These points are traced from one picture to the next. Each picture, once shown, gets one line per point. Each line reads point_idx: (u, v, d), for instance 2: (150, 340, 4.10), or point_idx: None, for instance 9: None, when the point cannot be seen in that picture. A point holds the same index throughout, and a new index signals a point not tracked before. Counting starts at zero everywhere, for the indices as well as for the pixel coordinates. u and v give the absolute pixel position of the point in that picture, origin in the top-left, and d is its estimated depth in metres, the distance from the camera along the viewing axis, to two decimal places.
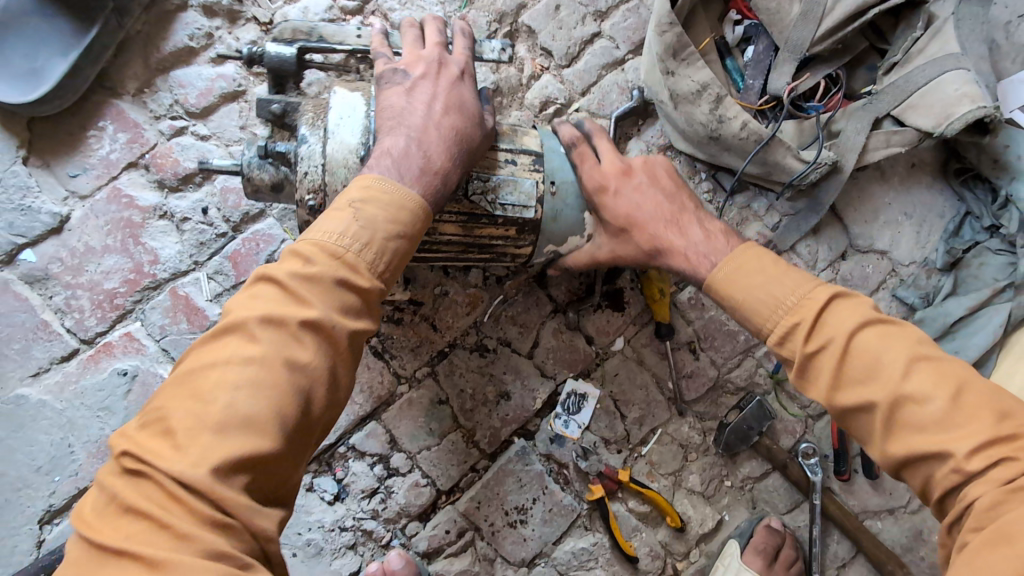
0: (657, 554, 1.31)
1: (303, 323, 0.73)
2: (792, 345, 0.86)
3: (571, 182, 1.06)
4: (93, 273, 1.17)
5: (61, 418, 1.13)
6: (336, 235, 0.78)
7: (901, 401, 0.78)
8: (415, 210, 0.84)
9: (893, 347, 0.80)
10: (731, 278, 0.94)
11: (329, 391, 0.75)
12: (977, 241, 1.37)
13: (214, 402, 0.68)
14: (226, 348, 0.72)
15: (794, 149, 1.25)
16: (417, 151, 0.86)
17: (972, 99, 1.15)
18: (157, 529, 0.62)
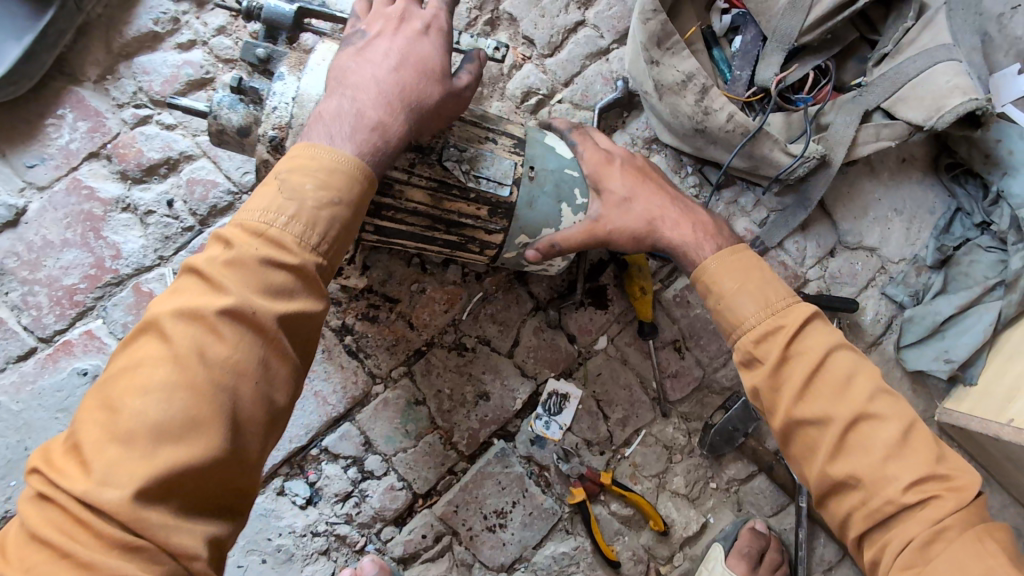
0: (640, 558, 1.28)
1: (219, 314, 0.67)
2: (770, 346, 0.86)
3: (547, 170, 1.03)
4: (52, 268, 1.11)
5: (17, 420, 1.08)
6: (263, 209, 0.73)
7: (860, 423, 0.80)
8: (354, 173, 0.78)
9: (862, 373, 0.83)
10: (717, 273, 0.94)
11: (259, 387, 0.69)
12: (967, 238, 1.35)
13: (123, 411, 0.63)
14: (142, 349, 0.67)
15: (782, 142, 1.21)
16: (350, 109, 0.81)
17: (964, 91, 1.12)
18: (64, 557, 0.59)
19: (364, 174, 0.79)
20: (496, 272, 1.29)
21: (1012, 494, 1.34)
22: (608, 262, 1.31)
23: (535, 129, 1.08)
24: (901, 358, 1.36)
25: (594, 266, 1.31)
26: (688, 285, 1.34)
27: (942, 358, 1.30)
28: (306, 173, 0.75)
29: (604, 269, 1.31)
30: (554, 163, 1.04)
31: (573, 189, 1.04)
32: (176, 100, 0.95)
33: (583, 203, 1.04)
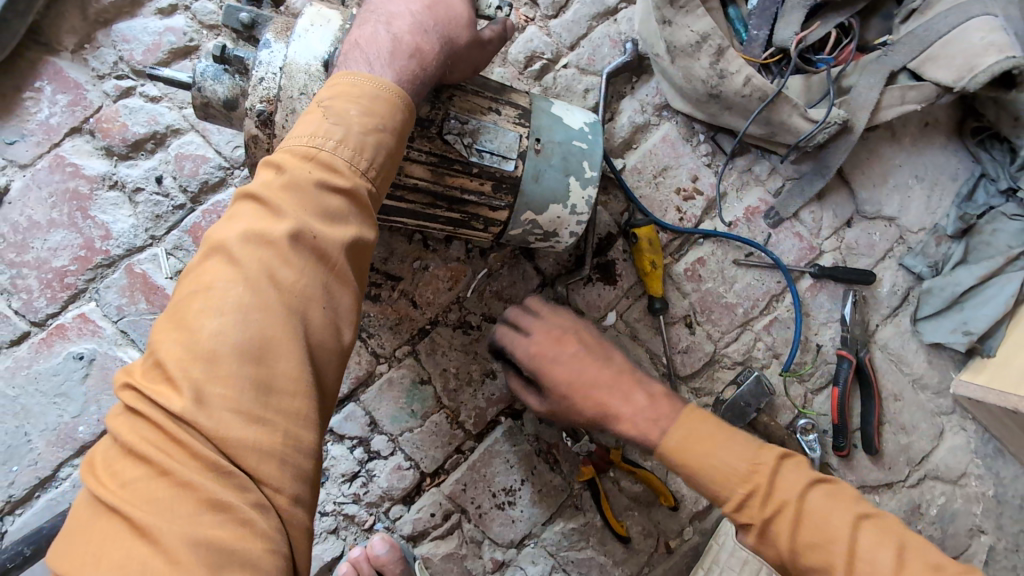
0: (649, 532, 1.28)
1: (285, 238, 0.64)
2: (750, 509, 0.81)
3: (553, 141, 0.98)
4: (40, 250, 1.07)
5: (15, 405, 1.06)
6: (312, 134, 0.69)
7: (858, 560, 0.74)
8: (394, 102, 0.73)
9: (839, 505, 0.78)
10: (684, 447, 0.84)
11: (328, 313, 0.66)
12: (991, 206, 1.29)
13: (201, 331, 0.60)
14: (208, 272, 0.64)
15: (801, 107, 1.15)
16: (387, 35, 0.76)
17: (999, 48, 1.06)
18: (157, 477, 0.57)
19: (405, 105, 0.74)
20: (501, 247, 1.25)
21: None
22: (616, 236, 1.26)
23: (539, 97, 1.02)
24: (917, 330, 1.33)
25: (603, 240, 1.26)
26: (699, 258, 1.28)
27: (960, 330, 1.27)
28: (347, 102, 0.71)
29: (611, 243, 1.26)
30: (561, 135, 0.99)
31: (582, 164, 1.00)
32: (156, 70, 0.89)
33: (591, 176, 1.01)
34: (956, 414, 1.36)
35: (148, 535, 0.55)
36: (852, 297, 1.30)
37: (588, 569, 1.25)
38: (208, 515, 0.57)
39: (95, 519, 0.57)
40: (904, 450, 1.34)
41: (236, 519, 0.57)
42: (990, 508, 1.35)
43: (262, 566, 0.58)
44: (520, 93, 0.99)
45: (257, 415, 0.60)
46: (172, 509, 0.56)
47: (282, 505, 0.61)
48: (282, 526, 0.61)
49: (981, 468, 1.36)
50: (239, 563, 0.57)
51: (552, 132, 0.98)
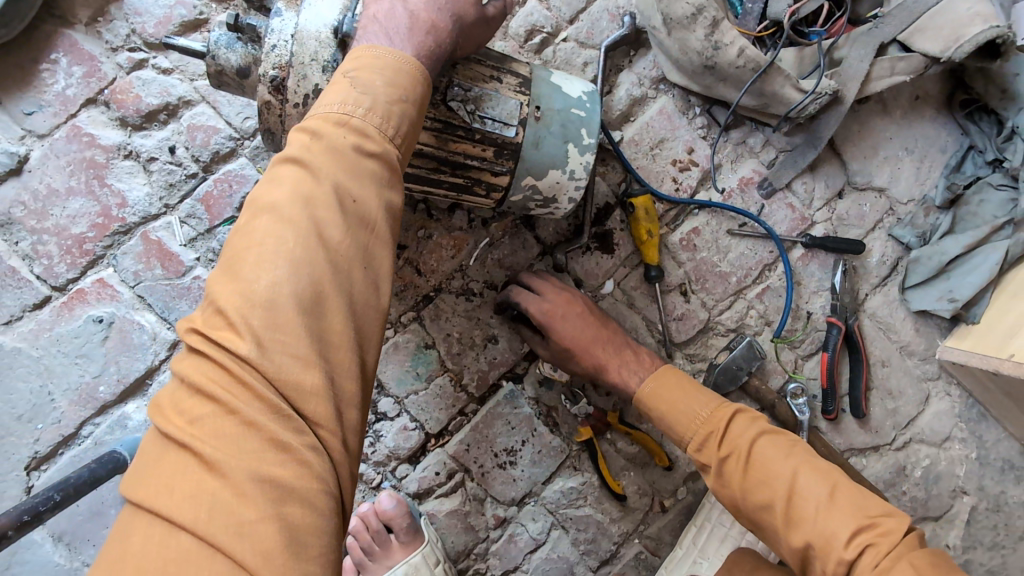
0: (645, 491, 1.34)
1: (329, 198, 0.68)
2: (709, 450, 1.04)
3: (554, 109, 1.02)
4: (59, 217, 1.12)
5: (39, 366, 1.11)
6: (341, 102, 0.72)
7: (795, 498, 0.93)
8: (413, 72, 0.77)
9: (781, 451, 0.98)
10: (655, 394, 1.12)
11: (370, 271, 0.71)
12: (978, 176, 1.33)
13: (258, 282, 0.64)
14: (259, 228, 0.67)
15: (794, 78, 1.19)
16: (404, 11, 0.79)
17: (985, 18, 1.10)
18: (222, 415, 0.61)
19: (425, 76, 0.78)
20: (502, 217, 1.29)
21: (1007, 428, 1.39)
22: (614, 206, 1.30)
23: (540, 67, 1.05)
24: (905, 299, 1.37)
25: (600, 210, 1.30)
26: (693, 228, 1.33)
27: (946, 297, 1.31)
28: (371, 71, 0.74)
29: (609, 213, 1.31)
30: (560, 103, 1.03)
31: (581, 132, 1.04)
32: (172, 39, 0.91)
33: (589, 143, 1.05)
34: (942, 380, 1.41)
35: (217, 469, 0.60)
36: (842, 266, 1.34)
37: (585, 526, 1.31)
38: (270, 453, 0.61)
39: (164, 454, 0.61)
40: (890, 414, 1.39)
41: (294, 458, 0.62)
42: (973, 470, 1.40)
43: (317, 501, 0.63)
44: (521, 63, 1.02)
45: (312, 361, 0.65)
46: (238, 446, 0.61)
47: (333, 448, 0.66)
48: (333, 466, 0.66)
49: (965, 432, 1.41)
50: (298, 498, 0.62)
51: (553, 100, 1.02)
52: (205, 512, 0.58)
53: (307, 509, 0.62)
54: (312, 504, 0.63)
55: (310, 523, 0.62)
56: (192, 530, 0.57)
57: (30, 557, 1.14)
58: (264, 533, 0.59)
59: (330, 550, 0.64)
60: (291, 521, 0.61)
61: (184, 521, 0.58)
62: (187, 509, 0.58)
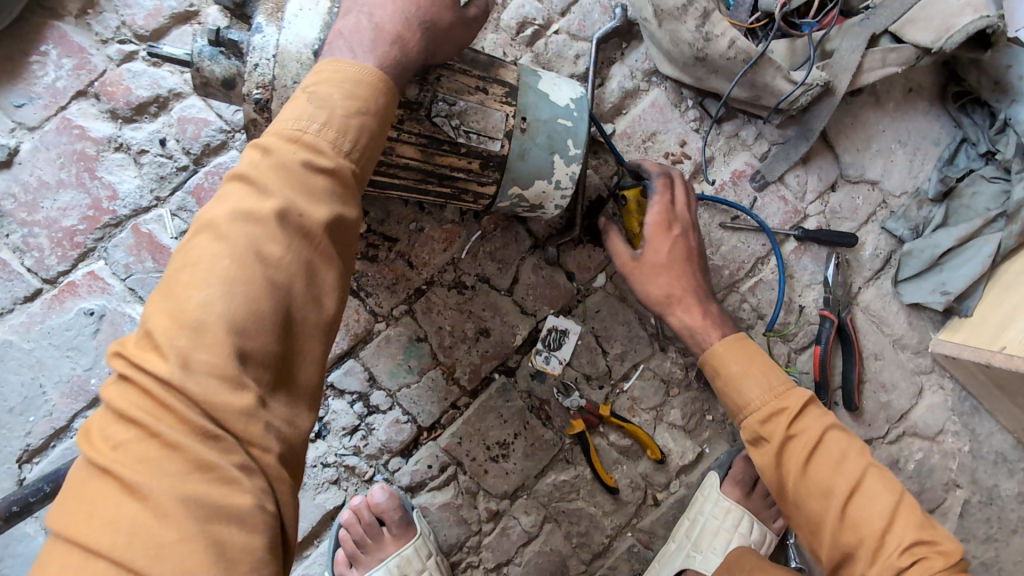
0: (638, 485, 1.34)
1: (269, 215, 0.67)
2: (775, 425, 0.98)
3: (538, 120, 1.01)
4: (50, 210, 1.12)
5: (30, 358, 1.11)
6: (298, 118, 0.71)
7: (857, 494, 0.89)
8: (376, 85, 0.76)
9: (851, 450, 0.93)
10: (730, 357, 1.06)
11: (309, 289, 0.69)
12: (971, 169, 1.33)
13: (187, 302, 0.63)
14: (195, 247, 0.66)
15: (785, 69, 1.19)
16: (368, 24, 0.79)
17: (975, 9, 1.10)
18: (146, 438, 0.60)
19: (387, 90, 0.77)
20: (494, 211, 1.29)
21: (1000, 421, 1.39)
22: (607, 199, 1.30)
23: (521, 70, 1.04)
24: (898, 291, 1.37)
25: (592, 204, 1.30)
26: None
27: (938, 290, 1.31)
28: (341, 85, 0.73)
29: (602, 206, 1.30)
30: (547, 113, 1.02)
31: (567, 143, 1.04)
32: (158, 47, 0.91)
33: (575, 154, 1.05)
34: (935, 373, 1.41)
35: (138, 493, 0.58)
36: (835, 259, 1.34)
37: (578, 519, 1.31)
38: (194, 476, 0.60)
39: (90, 477, 0.60)
40: (884, 408, 1.39)
41: (220, 480, 0.61)
42: (966, 463, 1.40)
43: (250, 521, 0.61)
44: (505, 69, 1.01)
45: (242, 381, 0.63)
46: (161, 469, 0.59)
47: (269, 467, 0.64)
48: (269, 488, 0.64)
49: (958, 425, 1.41)
50: (226, 519, 0.60)
51: (536, 109, 1.01)
52: (124, 537, 0.57)
53: (235, 529, 0.60)
54: (241, 527, 0.61)
55: (238, 545, 0.60)
56: (110, 555, 0.56)
57: (22, 549, 1.14)
58: (186, 557, 0.57)
59: (263, 572, 0.62)
60: (217, 543, 0.59)
61: (102, 546, 0.56)
62: (106, 533, 0.57)
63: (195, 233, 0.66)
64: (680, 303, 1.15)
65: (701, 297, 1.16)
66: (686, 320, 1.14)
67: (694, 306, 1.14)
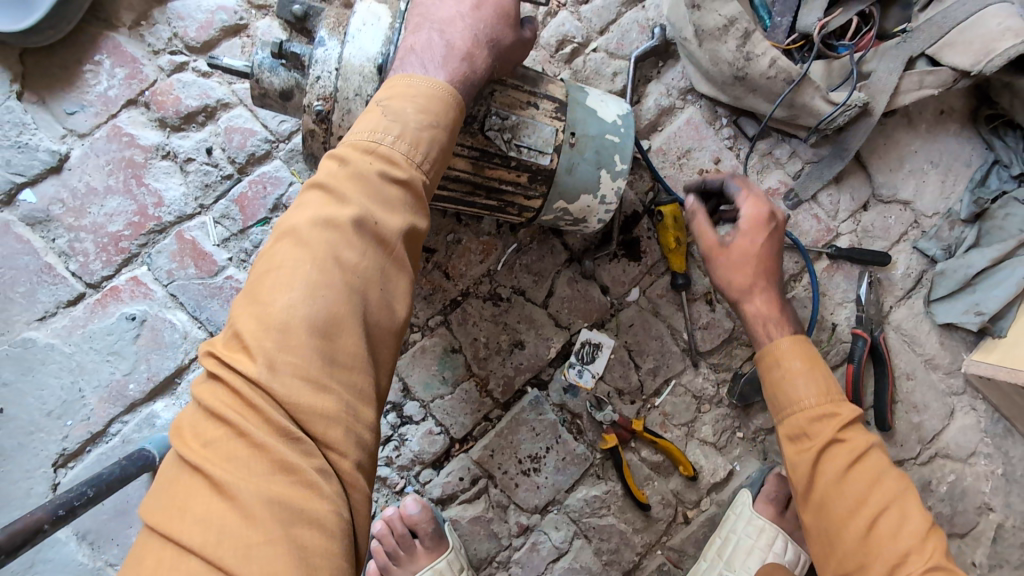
0: (669, 502, 1.33)
1: (351, 221, 0.68)
2: (820, 429, 0.97)
3: (587, 134, 1.02)
4: (96, 215, 1.13)
5: (71, 362, 1.12)
6: (371, 131, 0.73)
7: (888, 509, 0.90)
8: (448, 101, 0.77)
9: (887, 474, 0.94)
10: (788, 356, 1.01)
11: (385, 294, 0.70)
12: (1004, 190, 1.34)
13: (273, 304, 0.65)
14: (280, 252, 0.68)
15: (823, 90, 1.21)
16: (440, 40, 0.80)
17: (1015, 33, 1.11)
18: (235, 437, 0.61)
19: (457, 106, 0.78)
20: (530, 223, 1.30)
21: None
22: (641, 215, 1.32)
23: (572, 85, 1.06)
24: (930, 311, 1.37)
25: (627, 219, 1.32)
26: None
27: (972, 311, 1.32)
28: (413, 97, 0.75)
29: (636, 221, 1.32)
30: (596, 129, 1.03)
31: (614, 158, 1.04)
32: (218, 58, 0.94)
33: (621, 169, 1.05)
34: (967, 395, 1.40)
35: (228, 490, 0.59)
36: (868, 278, 1.35)
37: (609, 535, 1.30)
38: (279, 475, 0.61)
39: (179, 476, 0.61)
40: (916, 428, 1.38)
41: (303, 480, 0.62)
42: (999, 486, 1.39)
43: (329, 522, 0.62)
44: (555, 83, 1.02)
45: (323, 385, 0.64)
46: (248, 467, 0.60)
47: (345, 471, 0.65)
48: (346, 492, 0.65)
49: (990, 448, 1.40)
50: (308, 519, 0.61)
51: (586, 124, 1.02)
52: (213, 534, 0.58)
53: (317, 529, 0.61)
54: (323, 526, 0.62)
55: (320, 546, 0.61)
56: (201, 552, 0.57)
57: (52, 555, 1.13)
58: (273, 554, 0.58)
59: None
60: (301, 542, 0.60)
61: (194, 543, 0.57)
62: (197, 530, 0.58)
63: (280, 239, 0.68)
64: (763, 291, 1.06)
65: (784, 303, 1.07)
66: (764, 309, 1.05)
67: (763, 298, 1.06)
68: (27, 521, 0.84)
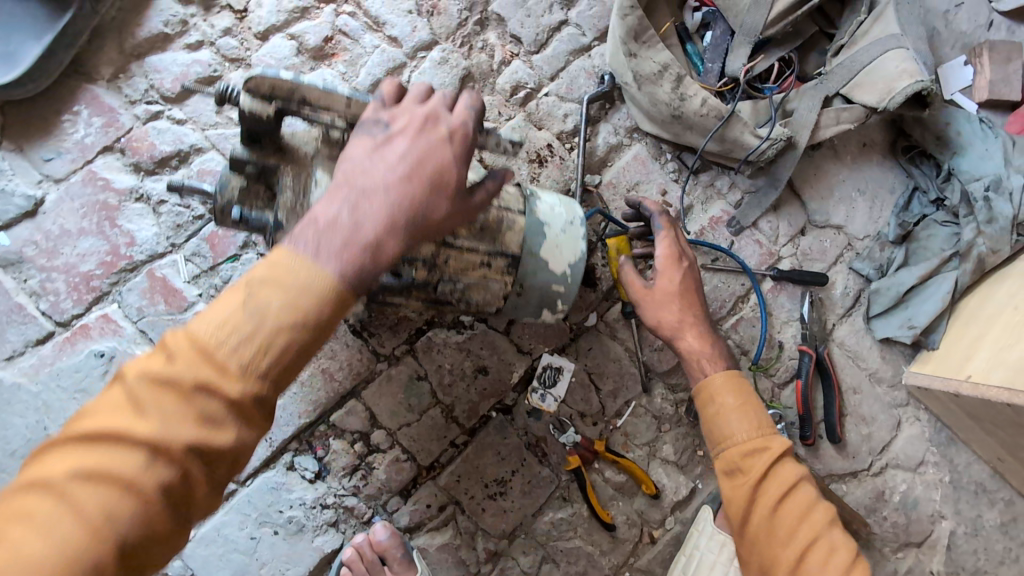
0: (634, 521, 1.36)
1: (136, 446, 0.61)
2: (751, 463, 1.01)
3: (533, 285, 1.08)
4: (69, 255, 1.17)
5: (37, 401, 1.13)
6: (217, 325, 0.65)
7: (816, 544, 0.94)
8: (323, 298, 0.67)
9: (815, 507, 0.98)
10: (721, 391, 1.07)
11: (165, 523, 0.63)
12: (924, 214, 1.45)
13: (10, 538, 0.57)
14: (49, 467, 0.60)
15: (751, 126, 1.32)
16: (347, 220, 0.69)
17: (911, 74, 1.23)
18: None
19: (338, 298, 0.68)
20: None
21: (976, 452, 1.45)
22: (596, 244, 1.40)
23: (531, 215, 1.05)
24: (870, 327, 1.46)
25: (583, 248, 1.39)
26: None
27: (906, 325, 1.41)
28: (294, 294, 0.66)
29: (591, 251, 1.40)
30: (544, 279, 1.08)
31: (557, 301, 1.11)
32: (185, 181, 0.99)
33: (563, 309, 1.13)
34: (911, 406, 1.48)
35: None
36: (809, 297, 1.44)
37: (576, 558, 1.32)
38: None
39: None
40: (865, 440, 1.45)
41: None
42: (948, 494, 1.45)
43: None
44: (514, 229, 1.04)
45: None
46: None
47: None
48: None
49: (937, 456, 1.46)
50: None
51: (535, 277, 1.07)
52: None
53: None
54: None
55: None
56: None
57: None
58: None
59: None
60: None
61: None
62: None
63: (52, 450, 0.61)
64: (691, 329, 1.15)
65: (711, 338, 1.15)
66: (695, 345, 1.13)
67: (691, 331, 1.14)
68: None
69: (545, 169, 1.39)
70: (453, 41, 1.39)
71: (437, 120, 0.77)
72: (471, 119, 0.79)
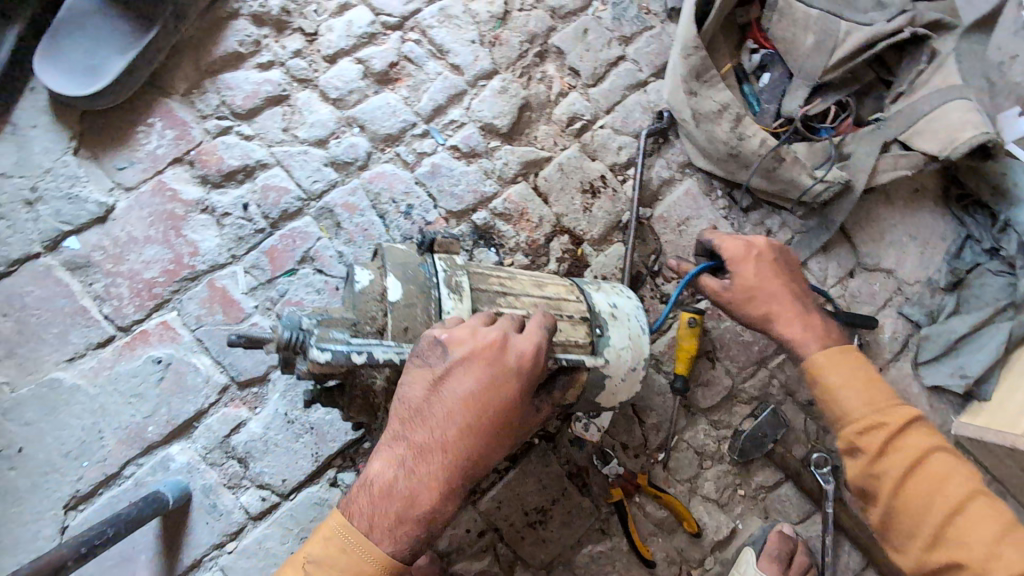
0: (673, 559, 1.34)
1: None
2: (870, 438, 0.99)
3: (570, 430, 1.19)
4: (134, 262, 1.20)
5: (93, 403, 1.15)
6: (318, 564, 0.80)
7: (962, 512, 0.90)
8: (407, 527, 0.79)
9: (956, 475, 0.93)
10: (828, 367, 1.06)
11: None
12: (978, 262, 1.44)
13: None
14: None
15: (808, 167, 1.33)
16: (411, 458, 0.81)
17: (975, 125, 1.24)
18: None
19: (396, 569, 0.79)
20: None
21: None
22: (646, 276, 1.40)
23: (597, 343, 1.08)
24: (918, 373, 1.44)
25: (633, 279, 1.39)
26: None
27: (957, 373, 1.39)
28: (362, 549, 0.79)
29: (642, 282, 1.39)
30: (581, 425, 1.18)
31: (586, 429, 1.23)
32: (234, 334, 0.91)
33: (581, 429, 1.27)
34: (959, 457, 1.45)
35: None
36: (857, 340, 1.43)
37: None
38: None
39: None
40: None
41: None
42: None
43: None
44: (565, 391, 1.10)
45: None
46: None
47: None
48: None
49: None
50: None
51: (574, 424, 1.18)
52: None
53: None
54: None
55: None
56: None
57: None
58: None
59: None
60: None
61: None
62: None
63: None
64: (787, 316, 1.11)
65: (811, 314, 1.12)
66: (795, 332, 1.10)
67: (795, 314, 1.11)
68: (50, 558, 0.90)
69: (598, 200, 1.40)
70: (513, 71, 1.42)
71: (507, 351, 0.85)
72: (541, 338, 0.87)
